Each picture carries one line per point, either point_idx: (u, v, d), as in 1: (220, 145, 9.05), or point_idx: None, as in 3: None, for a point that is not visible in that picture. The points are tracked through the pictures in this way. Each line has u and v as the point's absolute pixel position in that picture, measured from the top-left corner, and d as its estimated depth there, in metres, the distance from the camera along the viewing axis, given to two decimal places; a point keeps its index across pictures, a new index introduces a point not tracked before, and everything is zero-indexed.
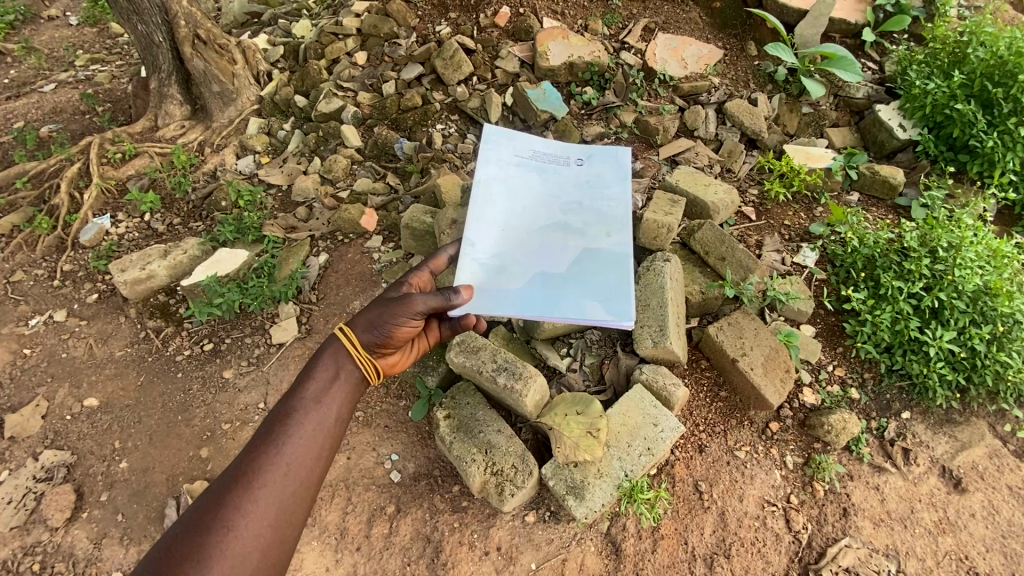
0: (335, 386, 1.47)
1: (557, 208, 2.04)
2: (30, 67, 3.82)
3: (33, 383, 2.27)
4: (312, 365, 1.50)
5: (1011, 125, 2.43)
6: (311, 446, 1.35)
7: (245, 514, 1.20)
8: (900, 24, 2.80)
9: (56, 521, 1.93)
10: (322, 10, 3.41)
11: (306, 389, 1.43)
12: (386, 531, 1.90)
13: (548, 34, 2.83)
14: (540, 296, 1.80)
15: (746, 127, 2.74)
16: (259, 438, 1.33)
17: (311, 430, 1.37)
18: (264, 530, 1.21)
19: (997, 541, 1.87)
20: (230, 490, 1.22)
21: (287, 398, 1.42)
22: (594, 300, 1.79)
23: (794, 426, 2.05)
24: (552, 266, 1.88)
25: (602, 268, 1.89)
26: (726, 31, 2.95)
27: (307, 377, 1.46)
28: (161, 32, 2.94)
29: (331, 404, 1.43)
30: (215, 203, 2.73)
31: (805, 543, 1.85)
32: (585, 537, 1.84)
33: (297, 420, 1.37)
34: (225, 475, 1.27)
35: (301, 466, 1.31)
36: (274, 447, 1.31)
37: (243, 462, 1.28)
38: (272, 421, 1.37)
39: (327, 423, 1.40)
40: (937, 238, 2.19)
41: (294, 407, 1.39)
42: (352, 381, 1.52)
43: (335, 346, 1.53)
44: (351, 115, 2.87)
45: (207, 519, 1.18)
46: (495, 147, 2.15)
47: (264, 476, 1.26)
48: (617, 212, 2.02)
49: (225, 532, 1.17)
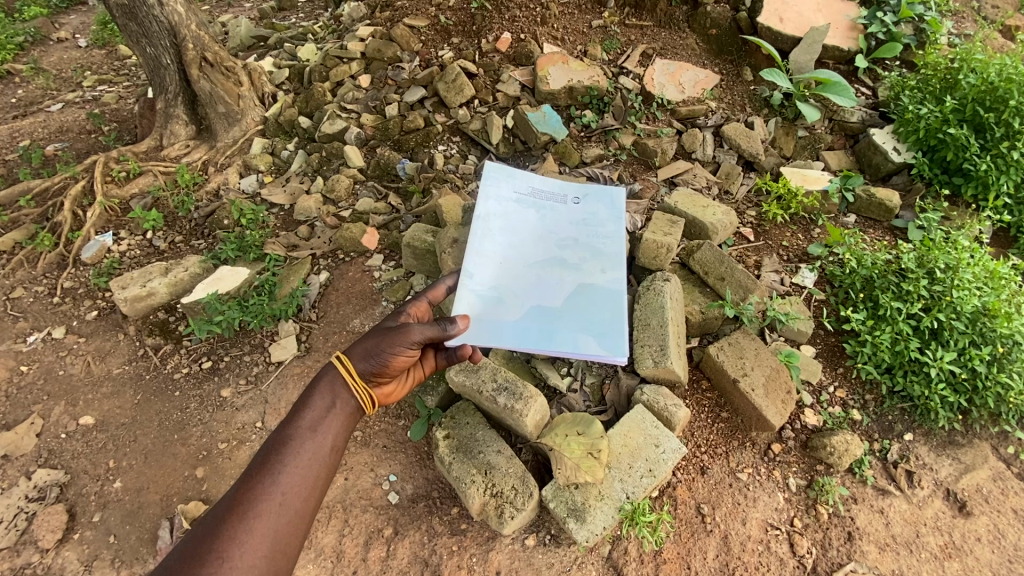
0: (330, 414, 1.45)
1: (553, 242, 2.05)
2: (38, 88, 3.88)
3: (28, 401, 2.25)
4: (309, 394, 1.47)
5: (1003, 149, 2.48)
6: (307, 476, 1.32)
7: (239, 546, 1.17)
8: (892, 51, 2.87)
9: (47, 542, 1.89)
10: (327, 35, 3.50)
11: (302, 419, 1.41)
12: (382, 554, 1.86)
13: (547, 58, 2.88)
14: (535, 329, 1.81)
15: (743, 150, 2.79)
16: (254, 467, 1.30)
17: (306, 460, 1.34)
18: (259, 561, 1.18)
19: (1004, 567, 1.84)
20: (225, 521, 1.20)
21: (284, 428, 1.40)
22: (588, 334, 1.80)
23: (796, 448, 2.04)
24: (545, 300, 1.89)
25: (595, 303, 1.89)
26: (721, 57, 3.03)
27: (303, 406, 1.44)
28: (169, 55, 2.99)
29: (327, 433, 1.41)
30: (217, 222, 2.76)
31: (809, 568, 1.82)
32: (585, 562, 1.81)
33: (292, 451, 1.34)
34: (219, 505, 1.24)
35: (296, 496, 1.28)
36: (269, 476, 1.28)
37: (238, 492, 1.26)
38: (268, 450, 1.35)
39: (322, 453, 1.38)
40: (934, 260, 2.21)
41: (291, 437, 1.37)
42: (348, 411, 1.49)
43: (332, 376, 1.51)
44: (354, 136, 2.91)
45: (201, 550, 1.15)
46: (495, 183, 2.16)
47: (258, 507, 1.23)
48: (612, 249, 2.03)
49: (219, 563, 1.14)
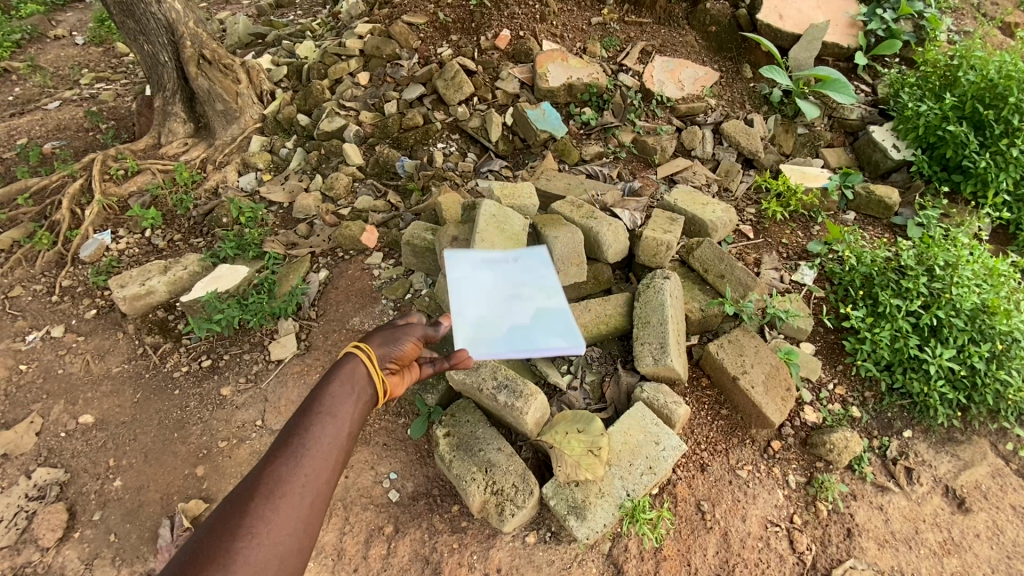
0: (350, 399, 1.39)
1: (505, 278, 2.03)
2: (35, 85, 3.86)
3: (28, 399, 2.24)
4: (328, 379, 1.42)
5: (1002, 146, 2.48)
6: (328, 460, 1.26)
7: (265, 524, 1.12)
8: (891, 48, 2.86)
9: (47, 540, 1.88)
10: (326, 32, 3.49)
11: (322, 402, 1.35)
12: (383, 552, 1.86)
13: (547, 55, 2.87)
14: (514, 337, 1.85)
15: (743, 148, 2.79)
16: (277, 447, 1.25)
17: (327, 443, 1.29)
18: (284, 539, 1.13)
19: (1003, 563, 1.85)
20: (250, 499, 1.15)
21: (303, 410, 1.34)
22: (555, 335, 1.88)
23: (796, 444, 2.04)
24: (516, 325, 1.88)
25: (559, 321, 1.93)
26: (721, 55, 3.03)
27: (323, 389, 1.38)
28: (167, 52, 2.98)
29: (346, 417, 1.36)
30: (216, 220, 2.75)
31: (809, 565, 1.83)
32: (585, 559, 1.81)
33: (313, 433, 1.28)
34: (243, 484, 1.19)
35: (319, 477, 1.23)
36: (291, 458, 1.23)
37: (261, 473, 1.20)
38: (288, 432, 1.29)
39: (342, 437, 1.32)
40: (933, 257, 2.21)
41: (311, 419, 1.31)
42: (366, 396, 1.44)
43: (351, 361, 1.46)
44: (353, 134, 2.91)
45: (228, 525, 1.11)
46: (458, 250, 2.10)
47: (282, 487, 1.18)
48: (557, 276, 2.07)
49: (247, 539, 1.10)
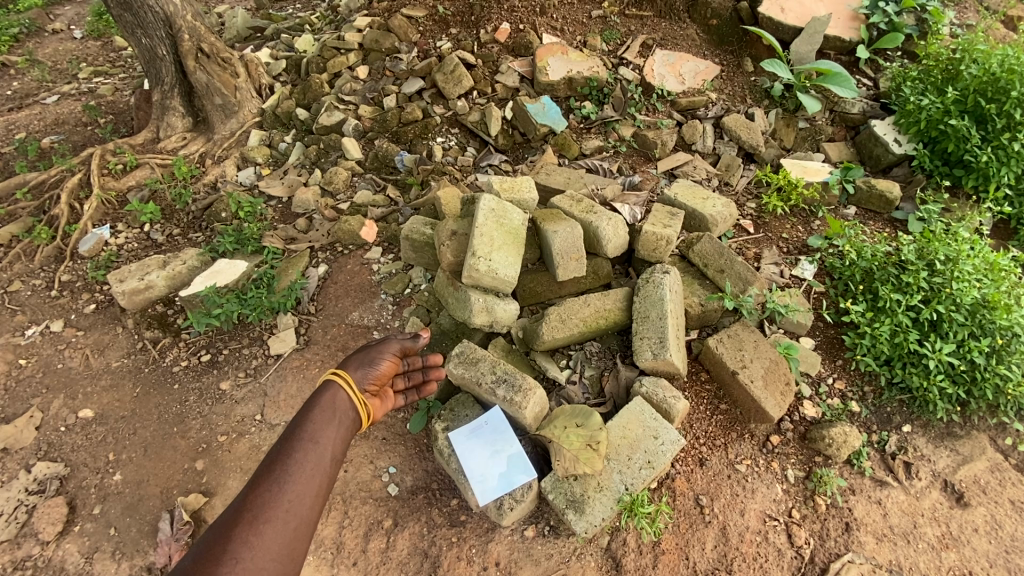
0: (331, 425, 1.41)
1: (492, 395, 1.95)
2: (33, 79, 3.84)
3: (28, 394, 2.24)
4: (309, 408, 1.44)
5: (1005, 140, 2.46)
6: (311, 484, 1.27)
7: (250, 549, 1.12)
8: (894, 41, 2.85)
9: (47, 535, 1.89)
10: (325, 26, 3.48)
11: (303, 429, 1.36)
12: (382, 546, 1.87)
13: (547, 49, 2.85)
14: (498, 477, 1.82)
15: (744, 142, 2.78)
16: (258, 475, 1.25)
17: (310, 468, 1.29)
18: (269, 563, 1.13)
19: (1001, 556, 1.85)
20: (234, 527, 1.14)
21: (285, 438, 1.34)
22: (523, 466, 1.83)
23: (795, 439, 2.04)
24: (501, 460, 1.85)
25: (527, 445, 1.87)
26: (722, 48, 3.02)
27: (304, 418, 1.40)
28: (164, 46, 2.96)
29: (328, 443, 1.36)
30: (215, 214, 2.74)
31: (807, 559, 1.83)
32: (585, 552, 1.82)
33: (296, 459, 1.29)
34: (225, 514, 1.18)
35: (304, 501, 1.23)
36: (275, 484, 1.23)
37: (244, 499, 1.20)
38: (271, 460, 1.29)
39: (325, 461, 1.33)
40: (934, 252, 2.21)
41: (293, 446, 1.31)
42: (347, 422, 1.46)
43: (330, 390, 1.49)
44: (352, 128, 2.89)
45: (213, 554, 1.10)
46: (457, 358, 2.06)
47: (266, 513, 1.18)
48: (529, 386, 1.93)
49: (233, 564, 1.09)
